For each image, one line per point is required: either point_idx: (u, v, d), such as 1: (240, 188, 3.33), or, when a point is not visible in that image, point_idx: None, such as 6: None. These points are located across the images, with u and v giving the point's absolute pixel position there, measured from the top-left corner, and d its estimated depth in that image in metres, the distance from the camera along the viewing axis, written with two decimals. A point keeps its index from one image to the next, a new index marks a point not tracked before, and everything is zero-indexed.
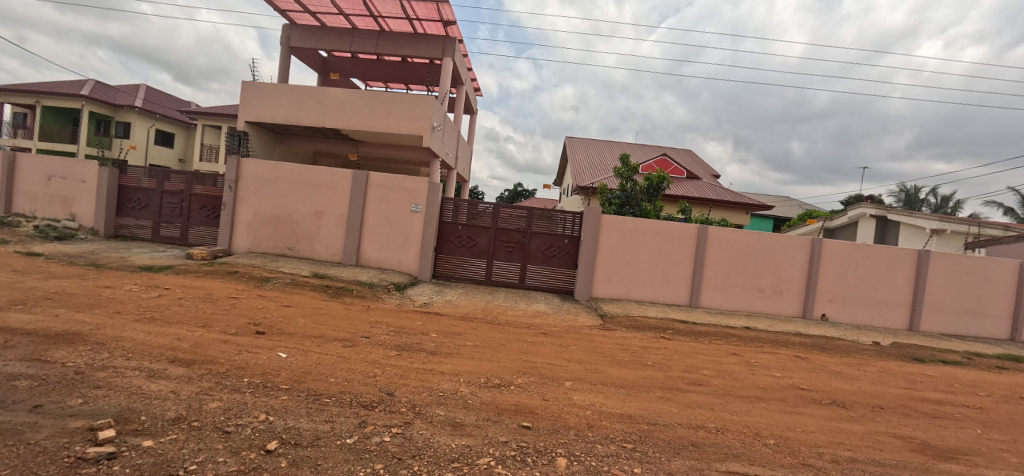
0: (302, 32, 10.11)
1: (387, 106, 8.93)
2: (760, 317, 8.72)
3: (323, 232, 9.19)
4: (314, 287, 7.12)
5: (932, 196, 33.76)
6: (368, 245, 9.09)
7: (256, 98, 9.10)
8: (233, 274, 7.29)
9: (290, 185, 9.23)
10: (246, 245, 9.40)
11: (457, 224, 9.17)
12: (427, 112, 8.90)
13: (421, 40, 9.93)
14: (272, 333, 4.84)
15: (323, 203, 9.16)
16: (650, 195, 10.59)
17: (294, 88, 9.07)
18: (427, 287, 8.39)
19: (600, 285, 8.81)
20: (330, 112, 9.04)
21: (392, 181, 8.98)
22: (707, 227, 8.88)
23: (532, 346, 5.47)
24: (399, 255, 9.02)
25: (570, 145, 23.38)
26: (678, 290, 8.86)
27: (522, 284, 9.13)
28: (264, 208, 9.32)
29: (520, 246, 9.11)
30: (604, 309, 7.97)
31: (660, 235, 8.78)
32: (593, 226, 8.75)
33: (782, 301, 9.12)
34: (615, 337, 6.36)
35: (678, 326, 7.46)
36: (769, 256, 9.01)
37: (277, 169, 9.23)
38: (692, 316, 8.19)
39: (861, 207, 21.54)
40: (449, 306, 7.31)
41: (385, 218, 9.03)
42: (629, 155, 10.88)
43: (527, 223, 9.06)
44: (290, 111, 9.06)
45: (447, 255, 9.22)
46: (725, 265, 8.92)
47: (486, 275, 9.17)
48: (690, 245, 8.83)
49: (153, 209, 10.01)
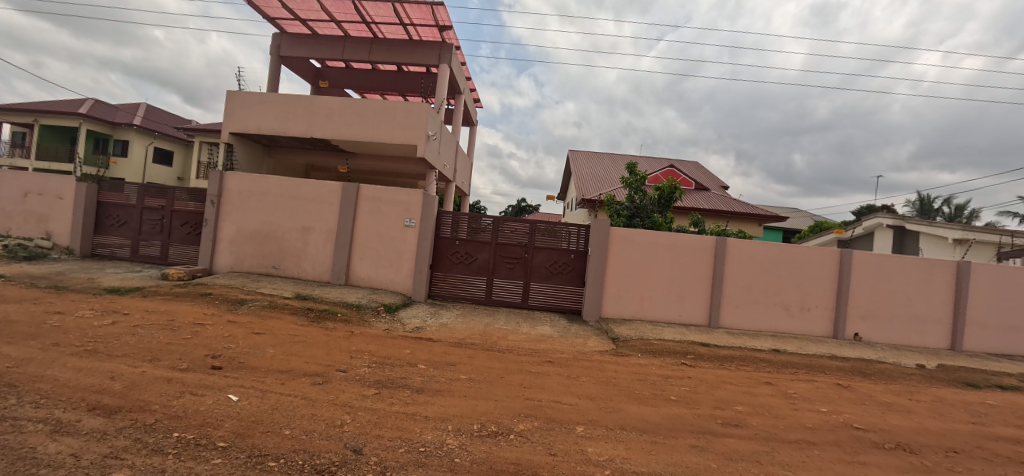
0: (292, 41, 9.71)
1: (379, 114, 8.39)
2: (787, 338, 7.89)
3: (311, 250, 8.55)
4: (294, 310, 6.42)
5: (947, 205, 32.85)
6: (359, 263, 8.43)
7: (241, 107, 8.62)
8: (206, 297, 6.63)
9: (276, 199, 8.66)
10: (228, 263, 8.78)
11: (455, 239, 8.50)
12: (421, 120, 8.35)
13: (417, 47, 9.49)
14: (231, 367, 4.13)
15: (310, 218, 8.55)
16: (661, 206, 9.92)
17: (281, 97, 8.59)
18: (421, 309, 7.67)
19: (610, 304, 8.06)
20: (319, 122, 8.51)
21: (384, 193, 8.37)
22: (725, 239, 8.15)
23: (536, 379, 4.71)
24: (391, 274, 8.35)
25: (573, 158, 22.92)
26: (695, 308, 8.09)
27: (526, 304, 8.39)
28: (248, 224, 8.73)
29: (522, 262, 8.42)
30: (616, 332, 7.19)
31: (674, 249, 8.06)
32: (601, 239, 8.04)
33: (810, 319, 8.29)
34: (631, 365, 5.58)
35: (700, 349, 6.66)
36: (794, 270, 8.23)
37: (263, 182, 8.67)
38: (713, 338, 7.38)
39: (878, 216, 20.53)
40: (444, 330, 6.57)
41: (376, 233, 8.39)
42: (636, 165, 10.24)
43: (530, 237, 8.39)
44: (277, 121, 8.56)
45: (443, 272, 8.52)
46: (747, 281, 8.15)
47: (486, 294, 8.45)
48: (707, 258, 8.09)
49: (133, 226, 9.47)
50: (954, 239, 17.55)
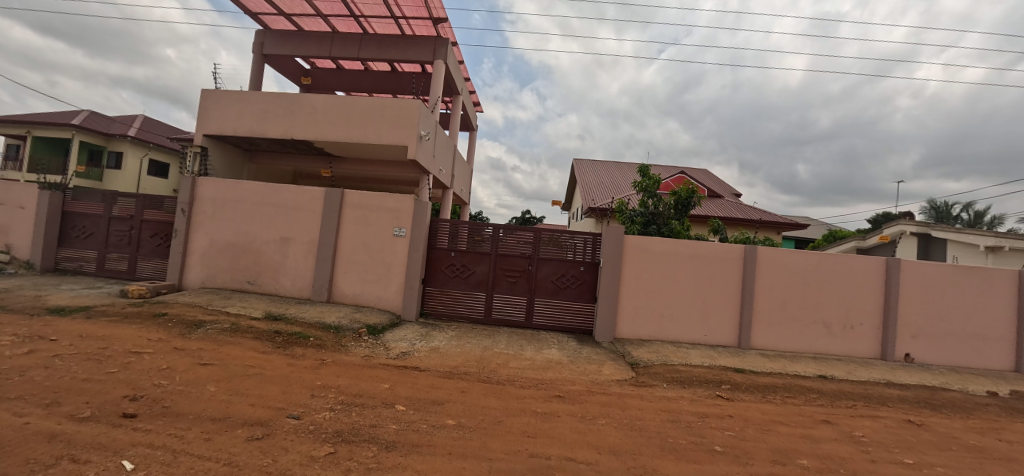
0: (276, 38, 9.03)
1: (366, 112, 7.55)
2: (831, 361, 6.86)
3: (290, 263, 7.68)
4: (258, 334, 5.50)
5: (967, 212, 31.58)
6: (342, 278, 7.53)
7: (216, 107, 7.86)
8: (158, 318, 5.75)
9: (253, 207, 7.83)
10: (199, 279, 7.95)
11: (450, 250, 7.61)
12: (413, 118, 7.49)
13: (410, 42, 8.75)
14: (149, 415, 3.27)
15: (289, 228, 7.69)
16: (679, 212, 8.97)
17: (259, 95, 7.83)
18: (410, 330, 6.71)
19: (624, 322, 7.08)
20: (301, 122, 7.71)
21: (371, 200, 7.50)
22: (756, 248, 7.16)
23: (543, 423, 3.73)
24: (378, 290, 7.43)
25: (577, 166, 22.15)
26: (723, 327, 7.09)
27: (530, 323, 7.42)
28: (221, 235, 7.91)
29: (525, 275, 7.49)
30: (634, 356, 6.19)
31: (697, 260, 7.10)
32: (614, 249, 7.10)
33: (854, 339, 7.25)
34: (657, 400, 4.59)
35: (737, 377, 5.62)
36: (835, 283, 7.21)
37: (238, 189, 7.86)
38: (748, 362, 6.35)
39: (901, 224, 19.59)
40: (434, 357, 5.62)
41: (362, 244, 7.50)
42: (650, 167, 9.35)
43: (534, 248, 7.47)
44: (255, 122, 7.79)
45: (437, 288, 7.60)
46: (781, 295, 7.16)
47: (485, 311, 7.50)
48: (735, 270, 7.12)
49: (100, 238, 8.70)
50: (986, 246, 16.21)
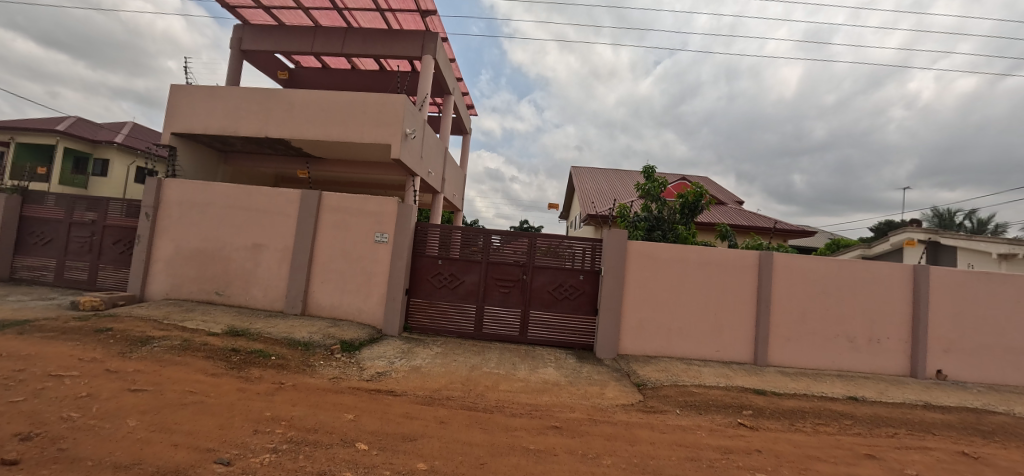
0: (256, 33, 8.51)
1: (347, 109, 6.96)
2: (858, 379, 6.19)
3: (262, 272, 7.02)
4: (212, 353, 4.81)
5: (970, 220, 31.16)
6: (318, 288, 6.86)
7: (186, 104, 7.28)
8: (100, 335, 5.06)
9: (222, 211, 7.19)
10: (163, 289, 7.29)
11: (437, 258, 6.97)
12: (397, 114, 6.89)
13: (397, 37, 8.21)
14: (35, 461, 2.58)
15: (261, 234, 7.04)
16: (685, 216, 8.43)
17: (232, 90, 7.23)
18: (391, 346, 6.02)
19: (629, 337, 6.42)
20: (276, 119, 7.09)
21: (350, 203, 6.86)
22: (772, 255, 6.53)
23: (536, 465, 3.04)
24: (357, 301, 6.76)
25: (576, 173, 21.67)
26: (737, 342, 6.43)
27: (524, 338, 6.74)
28: (188, 241, 7.27)
29: (520, 284, 6.84)
30: (641, 375, 5.51)
31: (708, 268, 6.48)
32: (616, 256, 6.46)
33: (881, 354, 6.60)
34: (671, 431, 3.91)
35: (758, 400, 4.93)
36: (859, 292, 6.58)
37: (207, 191, 7.23)
38: (767, 382, 5.67)
39: (907, 231, 19.16)
40: (413, 378, 4.93)
41: (341, 251, 6.84)
42: (653, 169, 8.79)
43: (528, 255, 6.84)
44: (227, 119, 7.18)
45: (423, 299, 6.92)
46: (800, 307, 6.51)
47: (476, 325, 6.82)
48: (749, 279, 6.48)
49: (59, 245, 8.05)
50: (998, 253, 15.68)
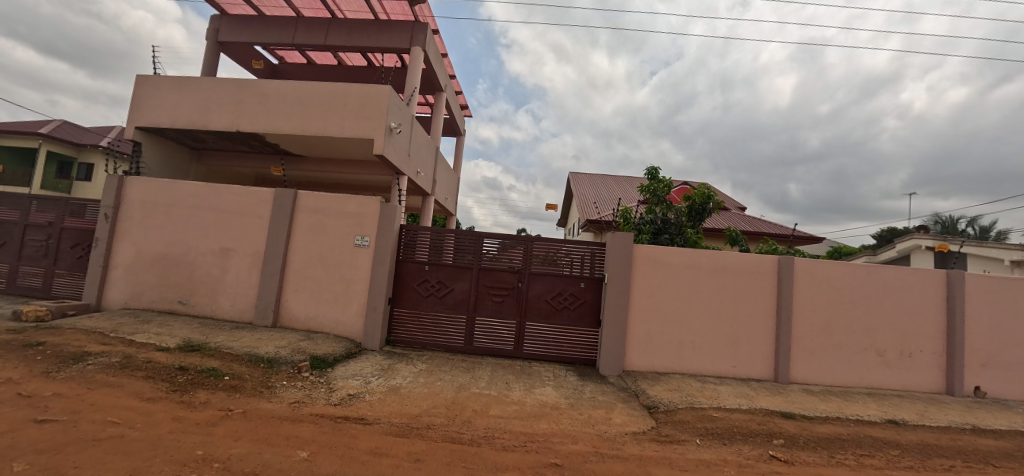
0: (233, 23, 7.91)
1: (325, 100, 6.34)
2: (891, 399, 5.55)
3: (230, 279, 6.36)
4: (154, 373, 4.13)
5: (972, 227, 30.81)
6: (292, 297, 6.20)
7: (152, 95, 6.68)
8: (28, 351, 4.38)
9: (189, 212, 6.55)
10: (123, 298, 6.64)
11: (423, 264, 6.33)
12: (380, 106, 6.26)
13: (384, 27, 7.62)
14: None
15: (231, 237, 6.39)
16: (692, 219, 7.88)
17: (201, 81, 6.62)
18: (369, 363, 5.34)
19: (636, 351, 5.77)
20: (249, 112, 6.47)
21: (328, 203, 6.22)
22: (794, 261, 5.90)
23: None
24: (334, 311, 6.10)
25: (574, 179, 21.19)
26: (756, 356, 5.80)
27: (520, 352, 6.07)
28: (151, 245, 6.63)
29: (514, 293, 6.20)
30: (651, 396, 4.85)
31: (722, 274, 5.86)
32: (621, 262, 5.82)
33: (913, 369, 5.97)
34: (694, 469, 3.24)
35: (788, 426, 4.27)
36: (887, 301, 5.97)
37: (173, 190, 6.60)
38: (793, 403, 5.01)
39: (914, 237, 18.69)
40: (390, 401, 4.25)
41: (317, 256, 6.19)
42: (658, 169, 8.22)
43: (524, 260, 6.22)
44: (196, 112, 6.57)
45: (408, 309, 6.26)
46: (824, 317, 5.89)
47: (466, 338, 6.16)
48: (769, 287, 5.87)
49: (13, 248, 7.39)
50: (1011, 260, 15.18)
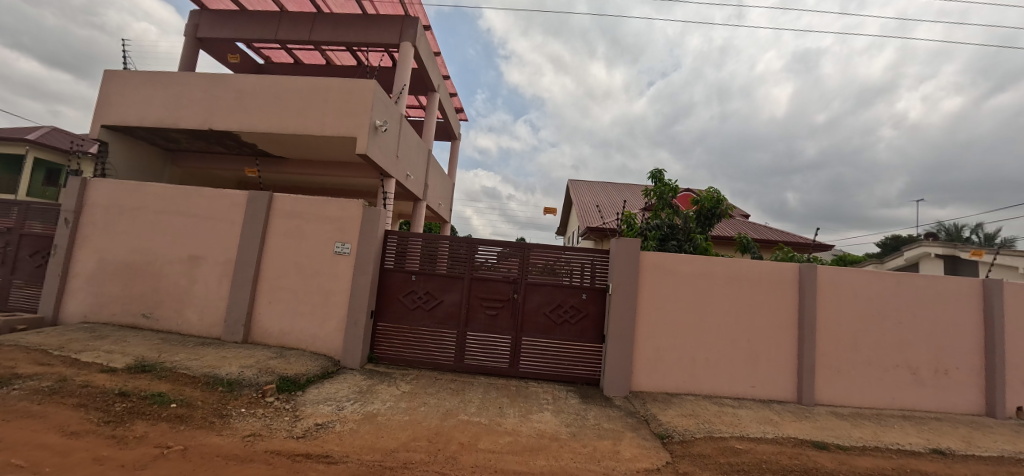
0: (213, 19, 7.48)
1: (305, 96, 5.85)
2: (929, 423, 4.97)
3: (199, 290, 5.81)
4: (89, 401, 3.56)
5: (977, 234, 30.32)
6: (265, 309, 5.65)
7: (120, 91, 6.20)
8: None
9: (155, 217, 6.02)
10: (82, 310, 6.07)
11: (410, 273, 5.79)
12: (363, 102, 5.76)
13: (372, 22, 7.19)
14: None
15: (200, 244, 5.86)
16: (700, 225, 7.38)
17: (172, 76, 6.14)
18: (346, 385, 4.76)
19: (644, 370, 5.21)
20: (223, 109, 5.98)
21: (306, 207, 5.70)
22: (818, 270, 5.36)
23: None
24: (311, 326, 5.54)
25: (573, 186, 20.78)
26: (776, 375, 5.24)
27: (516, 370, 5.50)
28: (114, 252, 6.09)
29: (509, 305, 5.65)
30: (663, 423, 4.26)
31: (738, 284, 5.33)
32: (627, 271, 5.28)
33: (949, 388, 5.40)
34: None
35: (823, 460, 3.69)
36: (919, 313, 5.44)
37: (139, 193, 6.08)
38: (824, 430, 4.43)
39: (923, 245, 18.16)
40: (363, 431, 3.67)
41: (293, 265, 5.65)
42: (663, 171, 7.75)
43: (520, 269, 5.69)
44: (166, 110, 6.09)
45: (393, 323, 5.70)
46: (850, 331, 5.35)
47: (456, 355, 5.59)
48: (789, 298, 5.33)
49: None
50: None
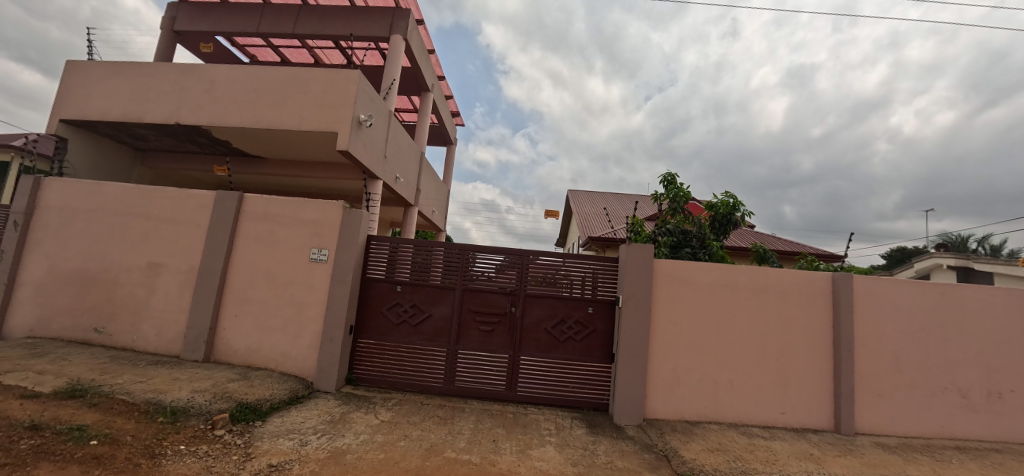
0: (192, 11, 7.02)
1: (282, 88, 5.33)
2: (990, 457, 4.31)
3: (157, 301, 5.17)
4: None
5: (984, 246, 29.87)
6: (231, 323, 5.01)
7: (82, 83, 5.68)
8: None
9: (113, 220, 5.42)
10: (27, 324, 5.42)
11: (395, 284, 5.17)
12: (345, 94, 5.23)
13: (360, 14, 6.72)
14: None
15: (162, 250, 5.25)
16: (715, 233, 6.81)
17: (138, 67, 5.62)
18: (315, 413, 4.09)
19: (658, 394, 4.56)
20: (192, 101, 5.45)
21: (280, 209, 5.12)
22: (853, 281, 4.76)
23: None
24: (281, 343, 4.89)
25: (575, 196, 20.32)
26: (810, 400, 4.60)
27: (513, 394, 4.84)
28: (66, 259, 5.47)
29: (506, 320, 5.02)
30: (687, 460, 3.60)
31: (764, 296, 4.73)
32: (640, 282, 4.66)
33: (1006, 416, 4.74)
34: None
35: None
36: (967, 329, 4.82)
37: (97, 193, 5.49)
38: (874, 467, 3.78)
39: (936, 257, 17.61)
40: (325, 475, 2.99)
41: (264, 274, 5.03)
42: (674, 175, 7.23)
43: (518, 279, 5.08)
44: (130, 102, 5.55)
45: (374, 340, 5.06)
46: (891, 350, 4.73)
47: (445, 377, 4.93)
48: (822, 312, 4.73)
49: None
50: None
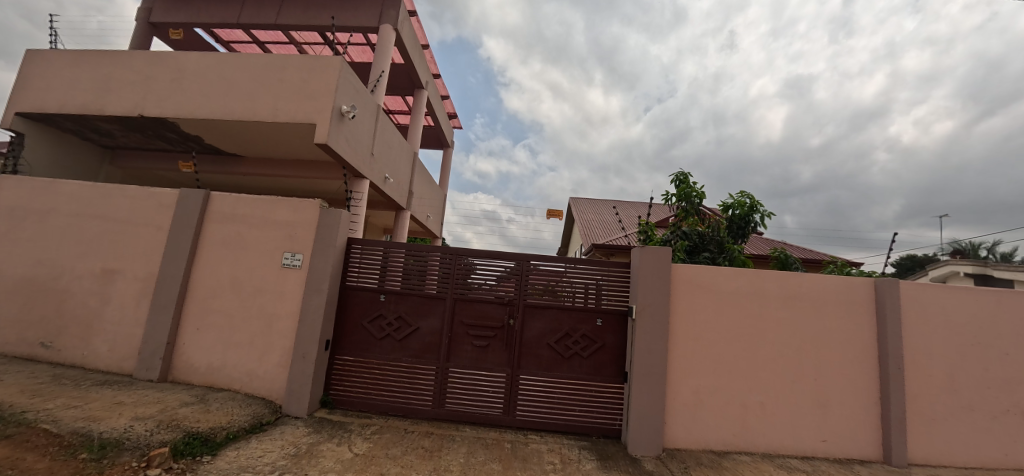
0: (170, 3, 6.61)
1: (257, 76, 4.84)
2: None
3: (111, 313, 4.59)
4: None
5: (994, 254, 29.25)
6: (192, 338, 4.43)
7: (41, 73, 5.21)
8: None
9: (67, 222, 4.88)
10: None
11: (379, 293, 4.60)
12: (325, 82, 4.74)
13: (348, 3, 6.29)
14: None
15: (119, 255, 4.69)
16: (732, 235, 6.25)
17: (102, 55, 5.15)
18: (277, 445, 3.47)
19: (679, 420, 3.95)
20: (159, 92, 4.96)
21: (250, 208, 4.58)
22: (899, 288, 4.17)
23: None
24: (248, 360, 4.30)
25: (576, 203, 19.84)
26: (855, 427, 3.97)
27: (512, 419, 4.23)
28: (14, 266, 4.91)
29: (503, 334, 4.43)
30: None
31: (796, 306, 4.15)
32: (656, 291, 4.08)
33: None
34: None
35: None
36: None
37: (51, 192, 4.97)
38: None
39: (950, 264, 17.04)
40: None
41: (230, 282, 4.47)
42: (687, 175, 6.70)
43: (517, 288, 4.50)
44: (92, 93, 5.07)
45: (354, 357, 4.47)
46: (944, 368, 4.12)
47: (434, 399, 4.32)
48: (863, 324, 4.13)
49: None
50: None
